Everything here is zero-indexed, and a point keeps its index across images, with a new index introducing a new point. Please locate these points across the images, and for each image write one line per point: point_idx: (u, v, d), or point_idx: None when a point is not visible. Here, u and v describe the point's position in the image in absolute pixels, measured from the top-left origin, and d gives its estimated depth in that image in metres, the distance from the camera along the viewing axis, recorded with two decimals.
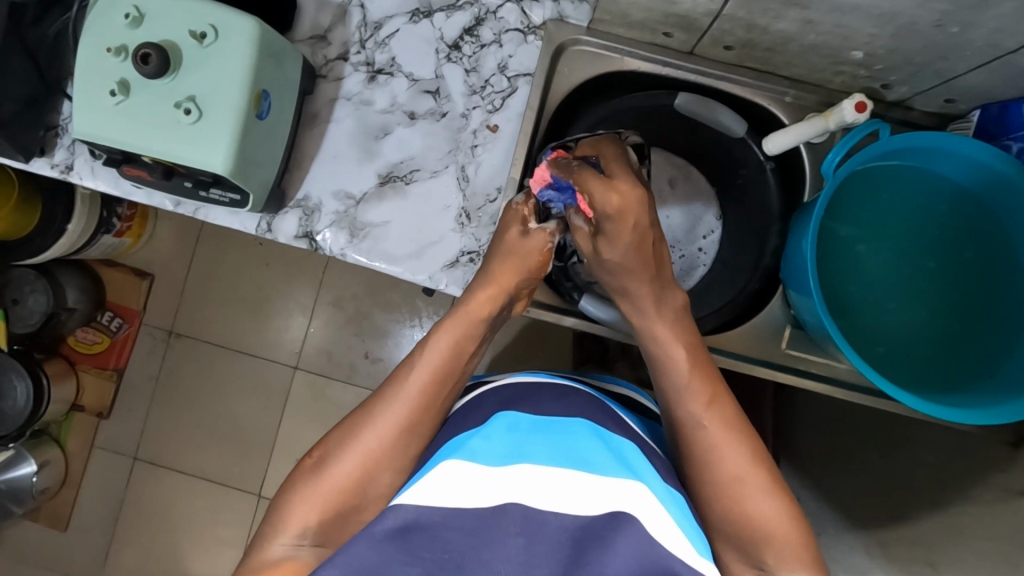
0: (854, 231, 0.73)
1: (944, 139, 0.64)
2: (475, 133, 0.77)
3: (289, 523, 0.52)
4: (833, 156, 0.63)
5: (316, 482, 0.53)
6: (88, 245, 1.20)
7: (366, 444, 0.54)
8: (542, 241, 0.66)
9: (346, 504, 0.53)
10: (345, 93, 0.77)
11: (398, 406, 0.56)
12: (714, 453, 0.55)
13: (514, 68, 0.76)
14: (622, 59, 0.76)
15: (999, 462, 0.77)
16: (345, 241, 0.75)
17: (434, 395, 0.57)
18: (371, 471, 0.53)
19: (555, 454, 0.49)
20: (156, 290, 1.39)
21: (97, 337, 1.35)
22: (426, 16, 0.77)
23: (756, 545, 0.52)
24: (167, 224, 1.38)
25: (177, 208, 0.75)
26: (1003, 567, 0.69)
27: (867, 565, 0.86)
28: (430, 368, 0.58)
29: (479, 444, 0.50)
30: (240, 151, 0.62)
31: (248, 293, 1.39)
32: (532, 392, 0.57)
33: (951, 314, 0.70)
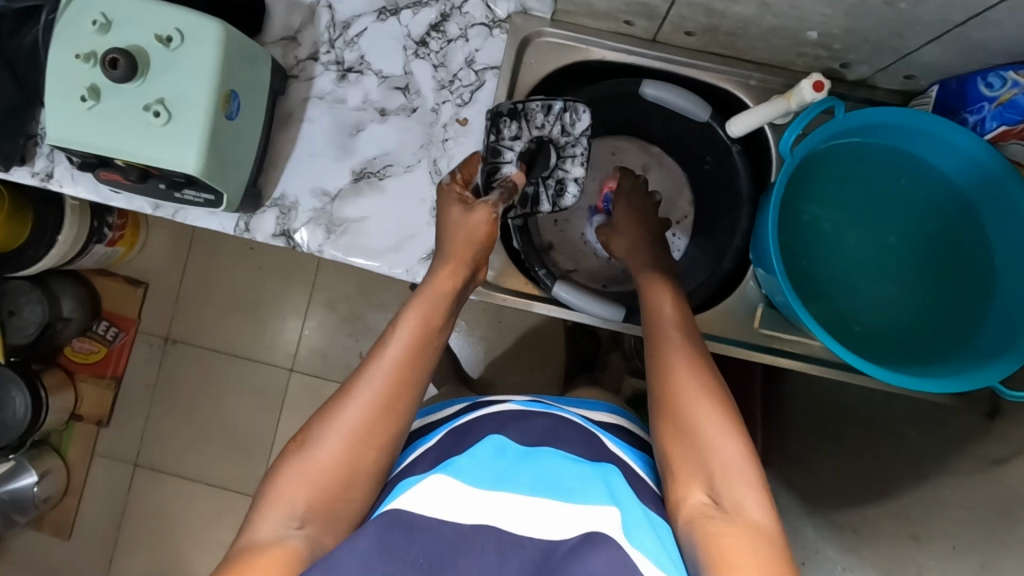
0: (837, 216, 0.73)
1: (923, 120, 0.64)
2: (446, 127, 0.78)
3: (274, 510, 0.52)
4: (788, 135, 0.64)
5: (297, 465, 0.54)
6: (81, 254, 1.22)
7: (344, 415, 0.55)
8: (486, 212, 0.68)
9: (335, 484, 0.53)
10: (317, 92, 0.78)
11: (377, 382, 0.57)
12: (675, 372, 0.58)
13: (482, 61, 0.77)
14: (588, 48, 0.77)
15: (976, 431, 0.79)
16: (322, 237, 0.78)
17: (410, 371, 0.59)
18: (358, 448, 0.55)
19: (535, 480, 0.52)
20: (150, 298, 1.41)
21: (94, 346, 1.37)
22: (393, 14, 0.78)
23: (709, 460, 0.52)
24: (161, 232, 1.41)
25: (157, 211, 0.78)
26: (983, 537, 0.72)
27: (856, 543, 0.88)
28: (403, 341, 0.59)
29: (466, 463, 0.54)
30: (211, 151, 0.63)
31: (242, 297, 1.40)
32: (529, 422, 0.61)
33: (918, 282, 0.71)
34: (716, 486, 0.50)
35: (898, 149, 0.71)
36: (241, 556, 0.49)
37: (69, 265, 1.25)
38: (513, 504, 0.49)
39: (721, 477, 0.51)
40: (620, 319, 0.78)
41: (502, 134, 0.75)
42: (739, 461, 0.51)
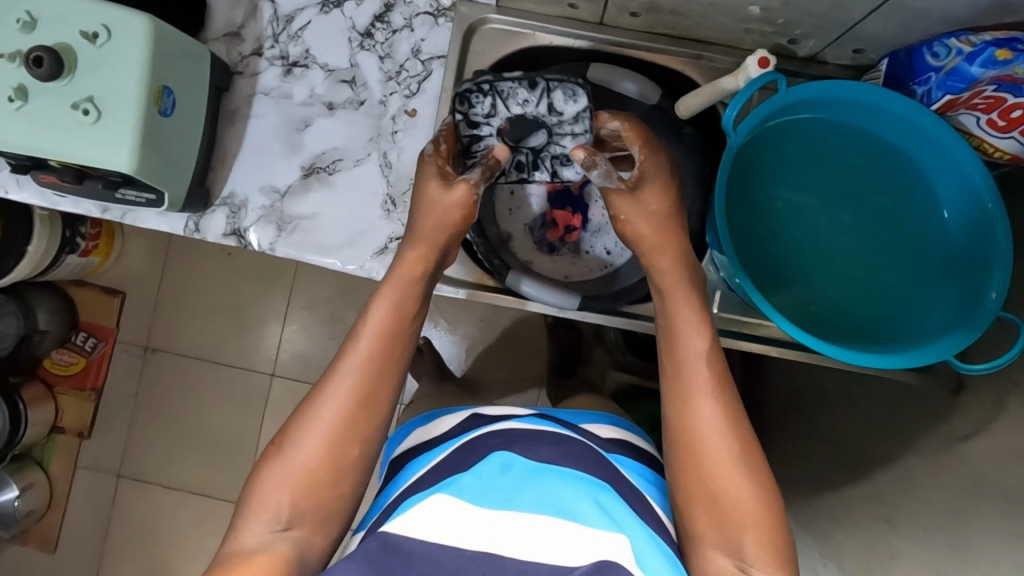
0: (799, 193, 0.71)
1: (868, 94, 0.64)
2: (394, 119, 0.77)
3: (262, 521, 0.52)
4: (729, 112, 0.63)
5: (281, 471, 0.53)
6: (54, 265, 1.21)
7: (322, 417, 0.55)
8: (464, 193, 0.64)
9: (321, 480, 0.54)
10: (263, 88, 0.77)
11: (351, 379, 0.56)
12: (706, 428, 0.57)
13: (428, 51, 0.76)
14: (535, 34, 0.76)
15: (941, 408, 0.77)
16: (273, 234, 0.77)
17: (383, 365, 0.57)
18: (339, 446, 0.54)
19: (541, 503, 0.51)
20: (128, 308, 1.40)
21: (73, 357, 1.36)
22: (337, 6, 0.77)
23: (734, 526, 0.54)
24: (136, 240, 1.39)
25: (105, 214, 0.76)
26: (951, 516, 0.70)
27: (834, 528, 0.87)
28: (375, 332, 0.58)
29: (469, 482, 0.53)
30: (144, 148, 0.62)
31: (220, 303, 1.39)
32: (532, 435, 0.58)
33: (880, 261, 0.69)
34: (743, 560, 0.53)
35: (850, 125, 0.69)
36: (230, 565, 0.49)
37: (41, 277, 1.24)
38: (517, 528, 0.48)
39: (750, 553, 0.53)
40: (576, 306, 0.76)
41: (474, 108, 0.70)
42: (760, 528, 0.53)
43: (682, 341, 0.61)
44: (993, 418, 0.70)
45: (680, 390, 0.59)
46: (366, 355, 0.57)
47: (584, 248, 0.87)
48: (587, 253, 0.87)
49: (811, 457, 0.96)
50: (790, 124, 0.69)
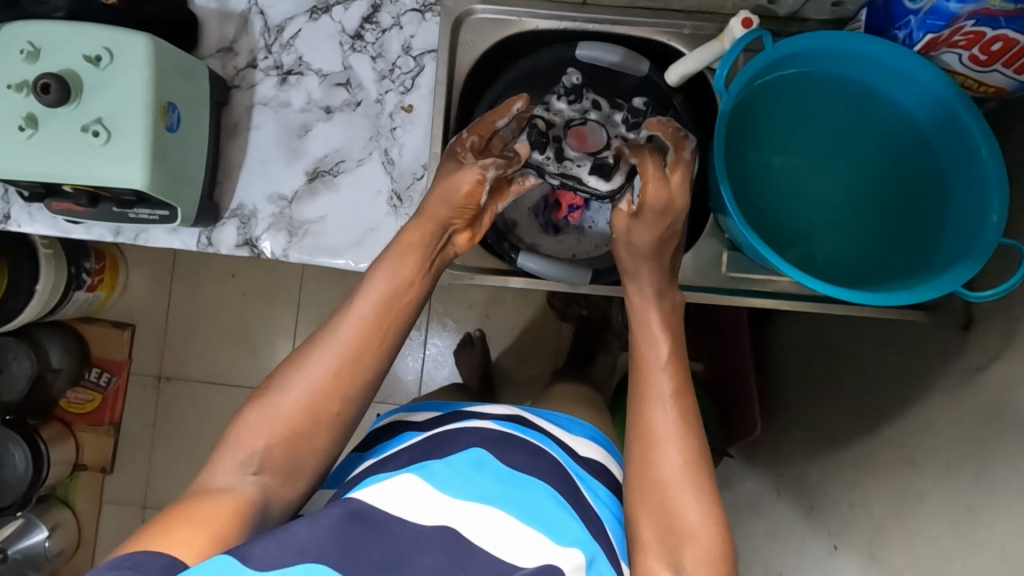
0: (794, 147, 0.74)
1: (862, 43, 0.65)
2: (392, 116, 0.79)
3: (232, 442, 0.56)
4: (720, 74, 0.64)
5: (262, 402, 0.58)
6: (62, 302, 1.22)
7: (316, 359, 0.59)
8: (472, 174, 0.67)
9: (298, 428, 0.57)
10: (260, 99, 0.79)
11: (342, 338, 0.60)
12: (664, 437, 0.60)
13: (419, 46, 0.78)
14: (521, 19, 0.77)
15: (953, 344, 0.79)
16: (285, 240, 0.78)
17: (374, 329, 0.61)
18: (318, 402, 0.58)
19: (508, 500, 0.55)
20: (138, 338, 1.41)
21: (89, 394, 1.37)
22: (325, 12, 0.78)
23: (682, 535, 0.56)
24: (140, 271, 1.41)
25: (118, 237, 0.77)
26: (975, 447, 0.72)
27: (861, 476, 0.89)
28: (372, 298, 0.62)
29: (440, 467, 0.57)
30: (155, 163, 0.64)
31: (230, 324, 1.40)
32: (508, 439, 0.62)
33: (871, 210, 0.72)
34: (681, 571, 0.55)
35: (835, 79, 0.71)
36: (194, 498, 0.52)
37: (51, 316, 1.25)
38: (479, 516, 0.52)
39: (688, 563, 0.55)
40: (588, 280, 0.78)
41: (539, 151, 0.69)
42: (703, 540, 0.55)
43: (651, 363, 0.64)
44: (1003, 347, 0.72)
45: (643, 405, 0.62)
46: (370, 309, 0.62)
47: (586, 225, 0.88)
48: (590, 229, 0.88)
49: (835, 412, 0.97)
50: (790, 77, 0.71)
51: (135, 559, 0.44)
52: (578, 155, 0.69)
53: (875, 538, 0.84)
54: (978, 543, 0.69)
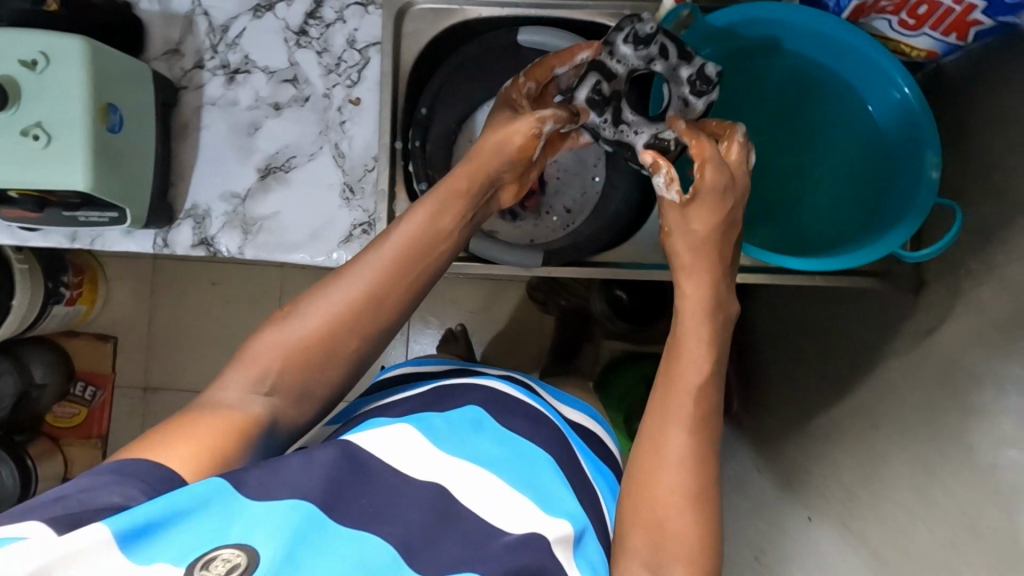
0: (752, 123, 0.75)
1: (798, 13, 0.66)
2: (340, 110, 0.80)
3: (252, 361, 0.52)
4: (648, 49, 0.67)
5: (288, 324, 0.54)
6: (41, 317, 1.22)
7: (351, 286, 0.55)
8: (528, 125, 0.64)
9: (310, 362, 0.53)
10: (209, 99, 0.79)
11: (369, 271, 0.55)
12: (676, 458, 0.55)
13: (363, 39, 0.79)
14: (463, 8, 0.78)
15: (907, 310, 0.79)
16: (240, 238, 0.79)
17: (404, 266, 0.57)
18: (336, 337, 0.54)
19: (503, 466, 0.54)
20: (122, 350, 1.41)
21: (74, 409, 1.36)
22: (268, 10, 0.79)
23: (662, 548, 0.53)
24: (121, 283, 1.41)
25: (74, 242, 0.78)
26: (928, 409, 0.72)
27: (830, 446, 0.89)
28: (406, 235, 0.58)
29: (439, 425, 0.55)
30: (97, 163, 0.64)
31: (213, 331, 1.40)
32: (512, 405, 0.61)
33: (834, 179, 0.73)
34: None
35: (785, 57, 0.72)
36: (197, 409, 0.49)
37: (31, 331, 1.24)
38: (472, 477, 0.51)
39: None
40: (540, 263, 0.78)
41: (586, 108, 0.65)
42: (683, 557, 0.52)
43: (682, 382, 0.57)
44: (951, 308, 0.72)
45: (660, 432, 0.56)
46: (408, 248, 0.57)
47: (543, 211, 0.90)
48: (547, 215, 0.90)
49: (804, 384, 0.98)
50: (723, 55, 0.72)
51: (116, 467, 0.42)
52: (636, 119, 0.66)
53: (847, 509, 0.82)
54: (937, 503, 0.69)
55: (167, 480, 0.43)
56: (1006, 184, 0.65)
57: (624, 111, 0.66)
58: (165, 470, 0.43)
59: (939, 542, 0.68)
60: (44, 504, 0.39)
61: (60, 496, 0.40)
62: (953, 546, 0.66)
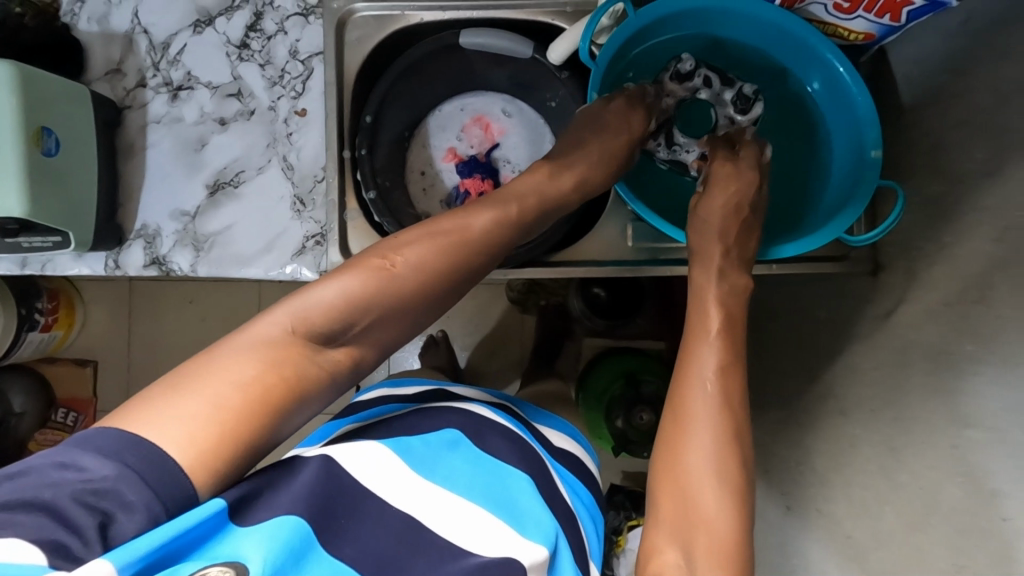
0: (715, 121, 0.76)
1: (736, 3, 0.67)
2: (286, 122, 0.79)
3: (332, 299, 0.49)
4: (584, 45, 0.68)
5: (386, 274, 0.51)
6: (16, 345, 1.12)
7: (452, 256, 0.55)
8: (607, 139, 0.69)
9: (401, 320, 0.52)
10: (153, 117, 0.79)
11: (463, 239, 0.56)
12: (699, 420, 0.55)
13: (305, 50, 0.78)
14: (404, 13, 0.77)
15: (865, 292, 0.78)
16: (191, 256, 0.78)
17: (492, 239, 0.58)
18: (422, 303, 0.53)
19: (485, 491, 0.52)
20: (103, 374, 1.32)
21: (57, 436, 1.25)
22: (208, 25, 0.78)
23: (690, 523, 0.52)
24: (98, 306, 1.32)
25: (25, 268, 0.78)
26: (888, 390, 0.70)
27: (807, 435, 0.86)
28: (490, 219, 0.58)
29: (416, 443, 0.53)
30: (31, 189, 0.65)
31: (192, 349, 1.31)
32: (490, 425, 0.59)
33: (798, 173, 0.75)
34: (693, 557, 0.50)
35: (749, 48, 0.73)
36: (258, 347, 0.45)
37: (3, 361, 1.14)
38: (450, 502, 0.49)
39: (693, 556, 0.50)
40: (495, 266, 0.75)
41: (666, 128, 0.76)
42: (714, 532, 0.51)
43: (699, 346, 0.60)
44: (907, 289, 0.71)
45: (682, 426, 0.55)
46: (486, 244, 0.57)
47: None
48: None
49: (783, 375, 0.95)
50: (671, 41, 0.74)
51: (115, 434, 0.38)
52: (687, 140, 0.75)
53: (827, 495, 0.80)
54: (902, 485, 0.67)
55: (163, 471, 0.38)
56: (947, 161, 0.65)
57: (676, 135, 0.75)
58: (165, 456, 0.38)
59: (907, 524, 0.65)
60: (33, 496, 0.35)
61: (53, 494, 0.35)
62: (920, 528, 0.63)
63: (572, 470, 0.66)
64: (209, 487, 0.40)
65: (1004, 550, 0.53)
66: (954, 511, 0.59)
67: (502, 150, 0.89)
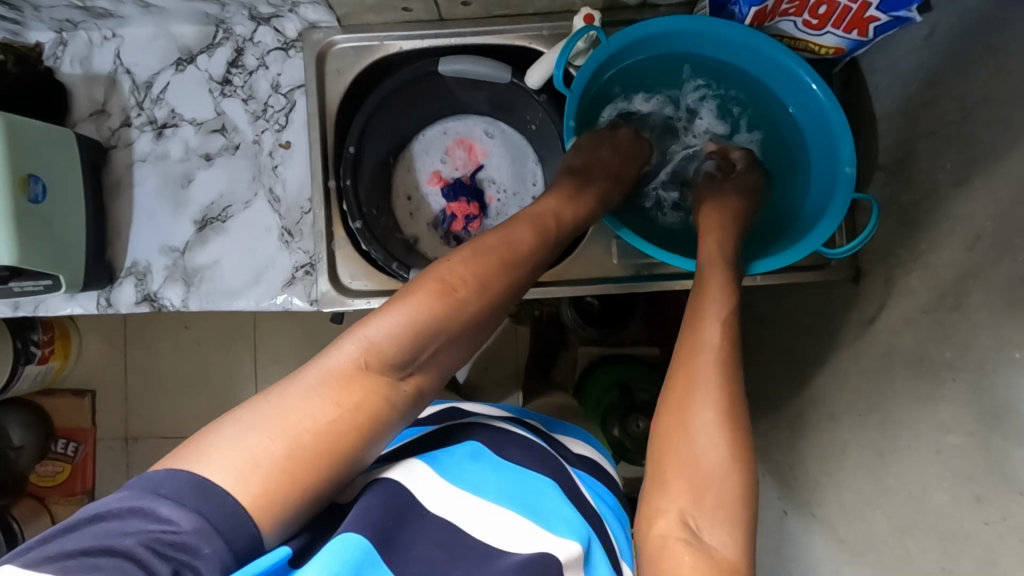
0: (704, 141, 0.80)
1: (714, 24, 0.68)
2: (271, 154, 0.80)
3: (400, 329, 0.49)
4: (558, 73, 0.69)
5: (445, 297, 0.52)
6: (13, 379, 1.11)
7: (498, 279, 0.56)
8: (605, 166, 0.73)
9: (461, 340, 0.53)
10: (139, 156, 0.80)
11: (512, 261, 0.58)
12: (702, 374, 0.53)
13: (287, 83, 0.79)
14: (383, 44, 0.78)
15: (848, 299, 0.79)
16: (182, 291, 0.79)
17: (529, 256, 0.59)
18: (475, 328, 0.54)
19: (515, 494, 0.52)
20: (101, 404, 1.32)
21: (58, 466, 1.26)
22: (190, 62, 0.79)
23: (694, 480, 0.49)
24: (92, 336, 1.31)
25: (17, 310, 0.78)
26: (874, 395, 0.71)
27: (800, 440, 0.87)
28: (524, 233, 0.60)
29: (444, 456, 0.54)
30: (23, 236, 0.66)
31: (188, 375, 1.31)
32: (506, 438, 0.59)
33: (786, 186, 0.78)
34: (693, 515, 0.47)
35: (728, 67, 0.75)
36: (327, 380, 0.45)
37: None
38: (486, 507, 0.49)
39: (697, 516, 0.47)
40: None
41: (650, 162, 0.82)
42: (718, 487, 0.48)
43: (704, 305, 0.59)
44: (887, 296, 0.72)
45: (681, 382, 0.54)
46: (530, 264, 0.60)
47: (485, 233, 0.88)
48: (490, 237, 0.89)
49: (774, 380, 0.96)
50: (649, 55, 0.75)
51: (186, 478, 0.39)
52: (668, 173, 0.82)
53: (819, 499, 0.80)
54: (890, 489, 0.67)
55: (226, 514, 0.39)
56: (919, 171, 0.66)
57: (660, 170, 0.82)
58: (234, 502, 0.39)
59: (894, 528, 0.66)
60: (113, 544, 0.37)
61: (132, 541, 0.37)
62: (908, 532, 0.64)
63: (594, 478, 0.64)
64: (276, 531, 0.41)
65: (988, 555, 0.54)
66: (942, 516, 0.60)
67: (486, 171, 0.90)
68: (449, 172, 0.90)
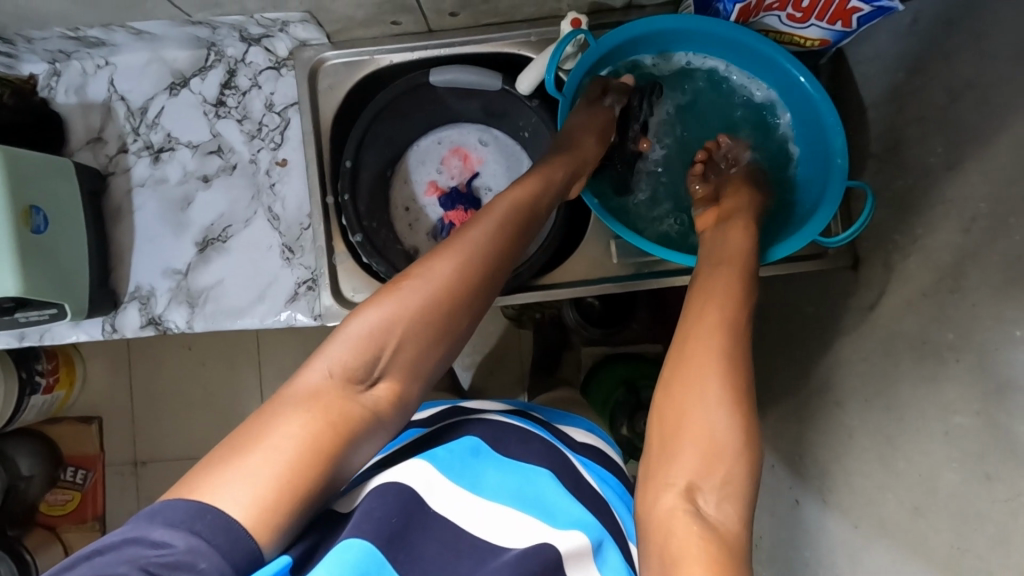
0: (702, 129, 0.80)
1: (698, 22, 0.69)
2: (268, 173, 0.81)
3: (359, 334, 0.50)
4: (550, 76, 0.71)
5: (401, 297, 0.52)
6: (20, 410, 1.12)
7: (468, 267, 0.55)
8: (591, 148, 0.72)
9: (435, 335, 0.52)
10: (137, 181, 0.80)
11: (476, 243, 0.56)
12: (705, 346, 0.54)
13: (280, 101, 0.80)
14: (374, 58, 0.79)
15: (848, 287, 0.80)
16: (187, 312, 0.79)
17: (508, 243, 0.59)
18: (448, 319, 0.53)
19: (516, 491, 0.52)
20: (108, 429, 1.31)
21: (67, 495, 1.25)
22: (183, 86, 0.80)
23: (696, 454, 0.49)
24: (97, 363, 1.32)
25: (24, 341, 0.79)
26: (880, 380, 0.71)
27: (808, 428, 0.87)
28: (500, 215, 0.59)
29: (442, 452, 0.53)
30: (26, 267, 0.66)
31: (194, 396, 1.31)
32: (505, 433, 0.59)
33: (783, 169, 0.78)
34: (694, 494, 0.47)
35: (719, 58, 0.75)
36: (302, 398, 0.46)
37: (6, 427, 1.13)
38: (485, 508, 0.50)
39: (698, 493, 0.47)
40: None
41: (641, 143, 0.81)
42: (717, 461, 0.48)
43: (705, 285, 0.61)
44: (887, 281, 0.72)
45: (684, 353, 0.54)
46: (500, 247, 0.58)
47: None
48: None
49: (779, 369, 0.97)
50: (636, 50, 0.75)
51: (184, 505, 0.39)
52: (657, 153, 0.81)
53: (831, 488, 0.80)
54: (900, 472, 0.67)
55: (222, 530, 0.39)
56: (910, 157, 0.67)
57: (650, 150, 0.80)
58: (228, 518, 0.39)
59: (907, 511, 0.66)
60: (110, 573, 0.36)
61: (128, 567, 0.37)
62: (920, 515, 0.64)
63: (603, 466, 0.65)
64: (275, 541, 0.41)
65: (1001, 533, 0.54)
66: (953, 497, 0.60)
67: (481, 177, 0.90)
68: (445, 180, 0.90)
